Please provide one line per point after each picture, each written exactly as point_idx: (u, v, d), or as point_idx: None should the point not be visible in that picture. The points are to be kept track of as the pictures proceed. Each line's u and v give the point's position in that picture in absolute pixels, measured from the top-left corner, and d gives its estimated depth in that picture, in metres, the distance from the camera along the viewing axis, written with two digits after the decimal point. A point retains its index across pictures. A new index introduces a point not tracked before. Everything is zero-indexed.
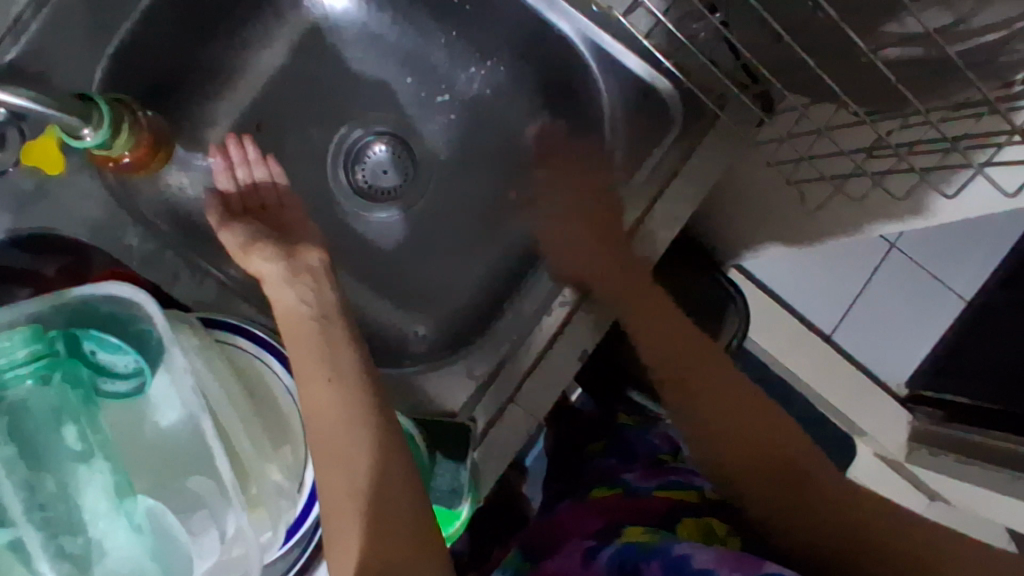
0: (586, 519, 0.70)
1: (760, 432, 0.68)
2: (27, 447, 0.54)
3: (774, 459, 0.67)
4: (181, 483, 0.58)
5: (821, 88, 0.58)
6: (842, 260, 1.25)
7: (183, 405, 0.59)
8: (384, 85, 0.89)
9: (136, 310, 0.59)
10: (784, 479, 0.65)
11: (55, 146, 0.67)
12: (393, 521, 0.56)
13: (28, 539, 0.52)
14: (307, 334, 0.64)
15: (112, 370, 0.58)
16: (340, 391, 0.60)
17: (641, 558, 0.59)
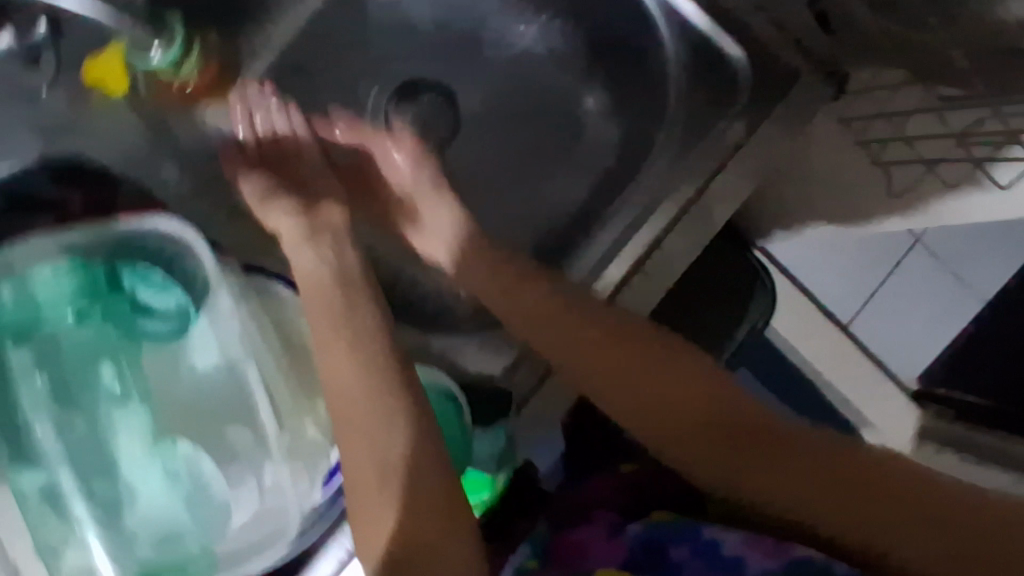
0: (607, 496, 0.65)
1: (752, 442, 0.51)
2: (70, 382, 0.54)
3: (742, 434, 0.52)
4: (218, 431, 0.55)
5: (927, 60, 0.60)
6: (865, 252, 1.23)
7: (221, 350, 0.56)
8: (431, 34, 0.85)
9: (183, 249, 0.57)
10: (807, 477, 0.49)
11: (121, 68, 0.67)
12: (407, 469, 0.49)
13: (66, 477, 0.52)
14: (330, 298, 0.56)
15: (152, 310, 0.56)
16: (369, 357, 0.53)
17: (670, 540, 0.54)
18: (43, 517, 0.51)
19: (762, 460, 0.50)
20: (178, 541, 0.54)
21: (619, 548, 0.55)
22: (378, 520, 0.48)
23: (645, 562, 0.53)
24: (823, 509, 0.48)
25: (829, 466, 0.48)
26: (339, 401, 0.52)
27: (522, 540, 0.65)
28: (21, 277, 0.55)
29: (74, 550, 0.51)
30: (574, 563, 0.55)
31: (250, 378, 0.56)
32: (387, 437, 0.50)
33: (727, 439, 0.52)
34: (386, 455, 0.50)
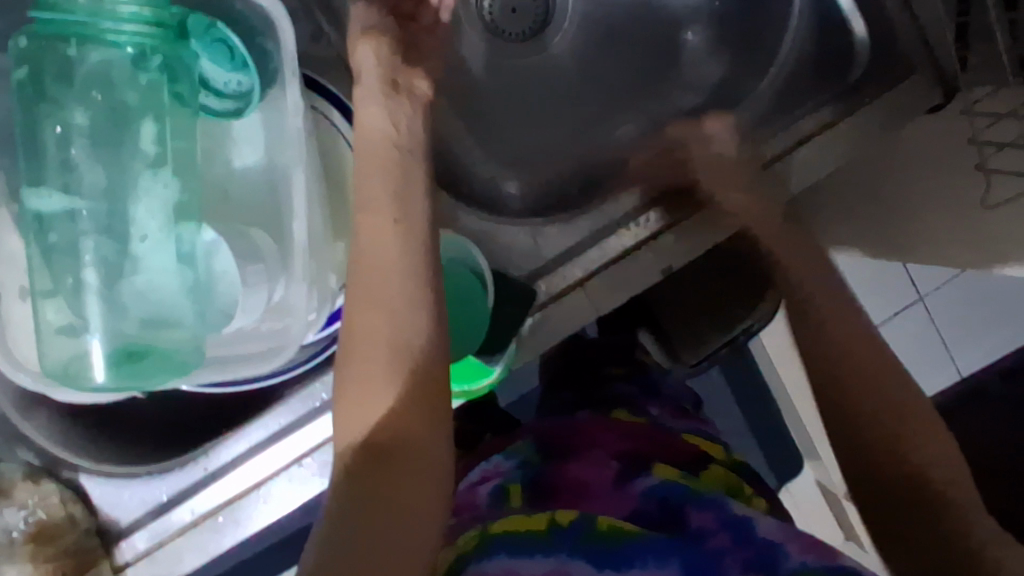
0: (609, 441, 0.65)
1: (881, 402, 0.53)
2: (110, 125, 0.50)
3: (890, 437, 0.52)
4: (244, 230, 0.52)
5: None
6: (867, 292, 1.16)
7: (266, 153, 0.53)
8: None
9: (264, 27, 0.51)
10: (906, 499, 0.50)
11: None
12: (409, 361, 0.47)
13: (82, 217, 0.49)
14: (388, 170, 0.52)
15: (210, 85, 0.51)
16: (409, 237, 0.51)
17: (690, 503, 0.54)
18: (42, 255, 0.48)
19: (886, 454, 0.52)
20: (165, 329, 0.50)
21: (628, 498, 0.56)
22: (371, 413, 0.46)
23: (662, 516, 0.54)
24: (913, 533, 0.50)
25: (922, 502, 0.50)
26: (368, 264, 0.49)
27: (507, 454, 0.67)
28: None
29: (65, 296, 0.49)
30: (573, 498, 0.58)
31: (290, 189, 0.53)
32: (403, 314, 0.48)
33: (881, 419, 0.52)
34: (403, 357, 0.47)
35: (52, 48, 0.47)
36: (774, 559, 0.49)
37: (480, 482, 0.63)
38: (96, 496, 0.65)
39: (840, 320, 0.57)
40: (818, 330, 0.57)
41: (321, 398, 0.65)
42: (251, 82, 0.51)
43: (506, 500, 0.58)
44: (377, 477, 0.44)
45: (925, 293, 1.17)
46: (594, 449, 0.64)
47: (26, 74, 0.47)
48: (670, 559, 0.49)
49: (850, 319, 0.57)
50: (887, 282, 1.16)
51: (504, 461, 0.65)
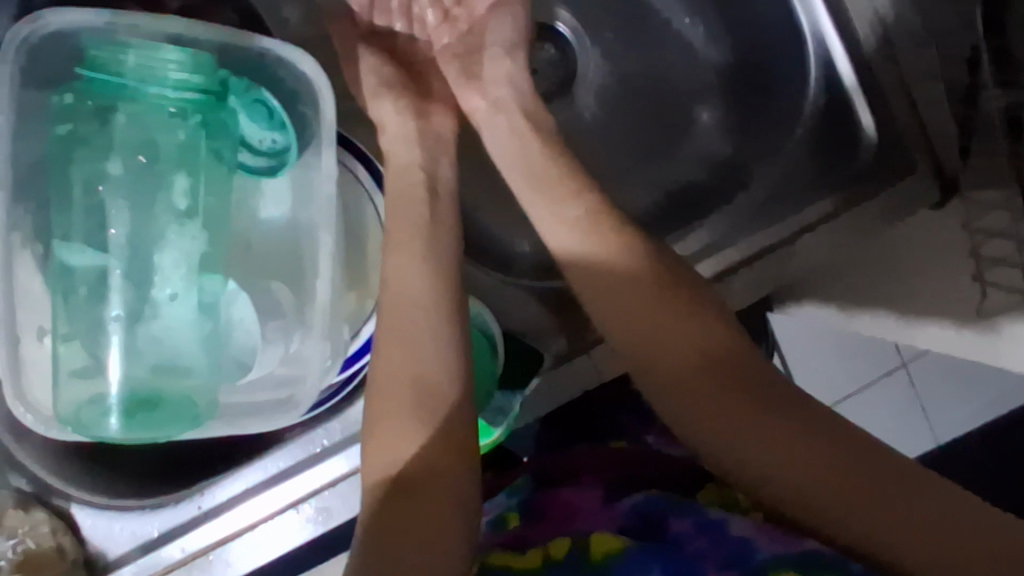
0: (602, 475, 0.65)
1: (770, 400, 0.44)
2: (144, 177, 0.50)
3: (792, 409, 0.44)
4: (264, 283, 0.54)
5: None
6: (848, 356, 1.10)
7: (291, 209, 0.54)
8: None
9: (301, 92, 0.53)
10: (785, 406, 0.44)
11: None
12: (434, 395, 0.48)
13: (110, 270, 0.49)
14: (416, 214, 0.55)
15: (246, 141, 0.52)
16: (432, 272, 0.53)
17: (670, 514, 0.53)
18: (65, 301, 0.49)
19: (755, 417, 0.44)
20: (179, 375, 0.50)
21: (616, 513, 0.55)
22: (398, 438, 0.47)
23: (641, 527, 0.52)
24: (812, 463, 0.42)
25: (865, 468, 0.41)
26: (391, 302, 0.52)
27: (509, 492, 0.67)
28: (142, 44, 0.47)
29: (85, 342, 0.49)
30: (568, 519, 0.57)
31: (314, 246, 0.54)
32: (431, 344, 0.50)
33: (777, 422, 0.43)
34: (425, 380, 0.49)
35: (93, 105, 0.48)
36: (747, 556, 0.46)
37: (481, 518, 0.64)
38: (86, 526, 0.65)
39: (653, 321, 0.48)
40: (649, 323, 0.48)
41: (322, 444, 0.65)
42: (286, 139, 0.52)
43: (505, 525, 0.60)
44: (395, 501, 0.45)
45: (908, 359, 1.10)
46: (590, 476, 0.65)
47: (68, 129, 0.49)
48: (651, 565, 0.47)
49: (685, 323, 0.48)
50: (867, 347, 1.10)
51: (503, 499, 0.66)
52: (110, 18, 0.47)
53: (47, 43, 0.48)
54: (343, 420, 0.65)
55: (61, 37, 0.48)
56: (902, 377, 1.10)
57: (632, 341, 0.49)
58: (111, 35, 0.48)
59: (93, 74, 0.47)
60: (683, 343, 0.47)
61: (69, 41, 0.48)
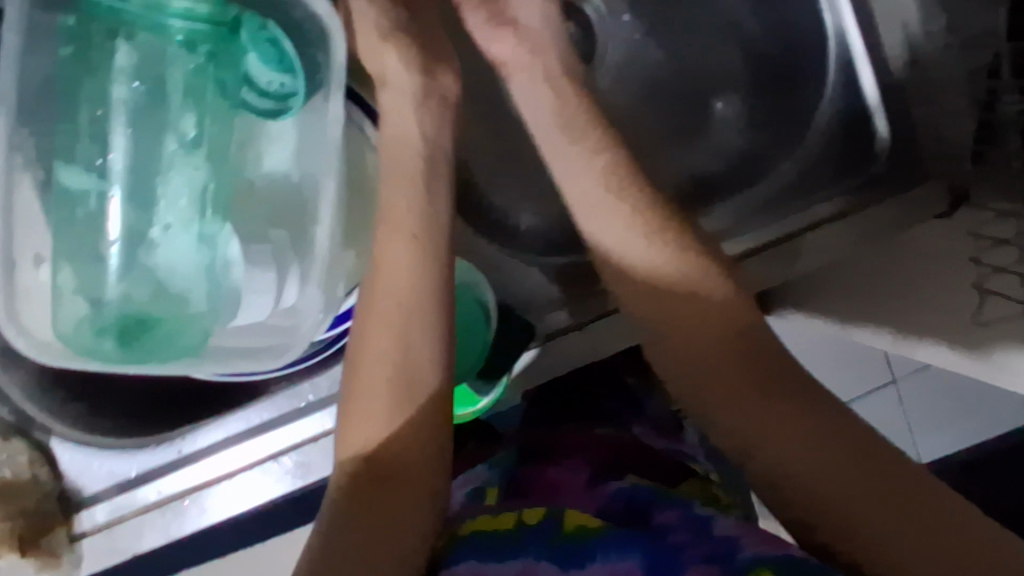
0: (587, 455, 0.65)
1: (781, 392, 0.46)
2: (150, 106, 0.49)
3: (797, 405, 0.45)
4: (264, 226, 0.53)
5: None
6: (840, 366, 1.05)
7: (296, 153, 0.53)
8: None
9: (313, 35, 0.51)
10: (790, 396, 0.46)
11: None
12: (421, 356, 0.49)
13: (110, 198, 0.49)
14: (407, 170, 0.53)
15: (254, 80, 0.51)
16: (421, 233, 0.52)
17: (656, 506, 0.53)
18: (66, 227, 0.49)
19: (765, 401, 0.46)
20: (179, 302, 0.51)
21: (597, 497, 0.56)
22: (376, 426, 0.47)
23: (624, 517, 0.53)
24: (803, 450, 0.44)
25: (862, 467, 0.43)
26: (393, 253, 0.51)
27: (491, 465, 0.66)
28: None
29: (80, 266, 0.49)
30: (546, 497, 0.58)
31: (316, 192, 0.53)
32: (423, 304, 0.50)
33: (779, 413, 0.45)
34: (401, 373, 0.48)
35: (102, 29, 0.47)
36: (731, 554, 0.45)
37: (459, 487, 0.65)
38: (63, 461, 0.64)
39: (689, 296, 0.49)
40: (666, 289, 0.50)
41: (307, 399, 0.65)
42: (295, 84, 0.50)
43: (483, 497, 0.60)
44: (382, 472, 0.46)
45: (899, 375, 1.06)
46: (573, 454, 0.65)
47: (74, 50, 0.47)
48: (630, 550, 0.46)
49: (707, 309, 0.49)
50: (858, 361, 1.05)
51: (482, 471, 0.66)
52: None
53: None
54: (330, 377, 0.65)
55: None
56: (891, 392, 1.06)
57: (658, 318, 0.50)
58: None
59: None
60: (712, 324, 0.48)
61: None
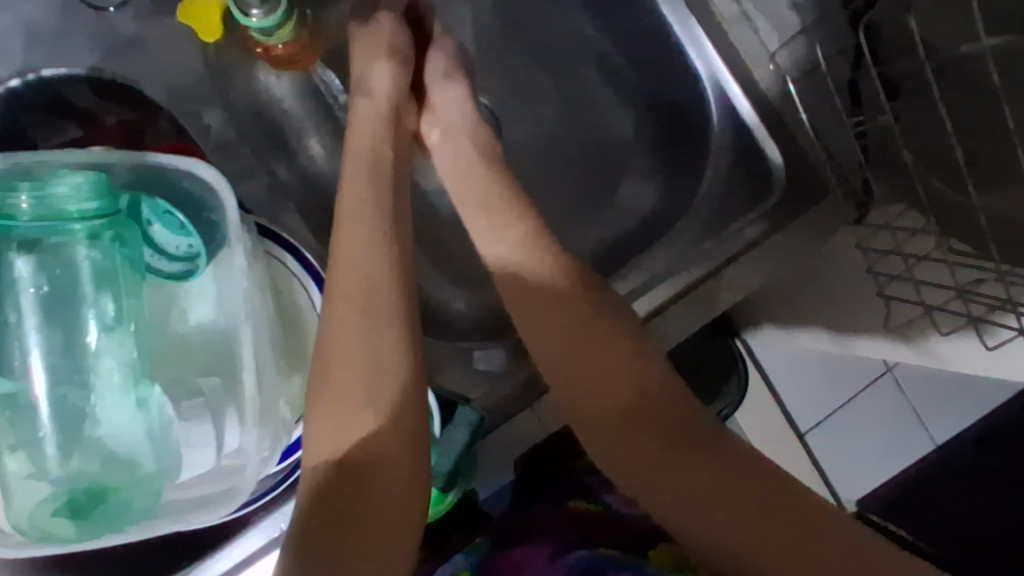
0: (558, 533, 0.67)
1: (646, 417, 0.50)
2: (66, 296, 0.53)
3: (656, 423, 0.50)
4: (193, 376, 0.57)
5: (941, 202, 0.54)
6: (830, 376, 1.10)
7: (214, 304, 0.57)
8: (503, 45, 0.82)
9: (209, 197, 0.55)
10: (655, 420, 0.50)
11: (216, 13, 0.60)
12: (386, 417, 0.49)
13: (40, 388, 0.52)
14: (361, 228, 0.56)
15: (159, 247, 0.55)
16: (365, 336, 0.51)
17: None
18: (6, 424, 0.52)
19: (673, 458, 0.49)
20: (128, 469, 0.53)
21: None
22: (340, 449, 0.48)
23: None
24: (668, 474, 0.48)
25: (725, 479, 0.47)
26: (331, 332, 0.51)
27: (467, 552, 0.68)
28: (41, 181, 0.51)
29: (24, 457, 0.52)
30: None
31: (237, 339, 0.56)
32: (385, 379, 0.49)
33: (637, 426, 0.50)
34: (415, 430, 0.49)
35: (3, 243, 0.51)
36: None
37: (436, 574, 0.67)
38: None
39: (547, 330, 0.54)
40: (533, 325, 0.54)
41: (280, 528, 0.60)
42: (198, 245, 0.55)
43: None
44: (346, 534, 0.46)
45: (892, 365, 1.12)
46: (543, 534, 0.67)
47: None
48: None
49: (592, 349, 0.52)
50: (848, 366, 1.10)
51: (456, 557, 0.69)
52: (6, 157, 0.50)
53: None
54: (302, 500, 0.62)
55: None
56: (889, 383, 1.13)
57: (554, 360, 0.53)
58: (10, 176, 0.50)
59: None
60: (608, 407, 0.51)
61: None
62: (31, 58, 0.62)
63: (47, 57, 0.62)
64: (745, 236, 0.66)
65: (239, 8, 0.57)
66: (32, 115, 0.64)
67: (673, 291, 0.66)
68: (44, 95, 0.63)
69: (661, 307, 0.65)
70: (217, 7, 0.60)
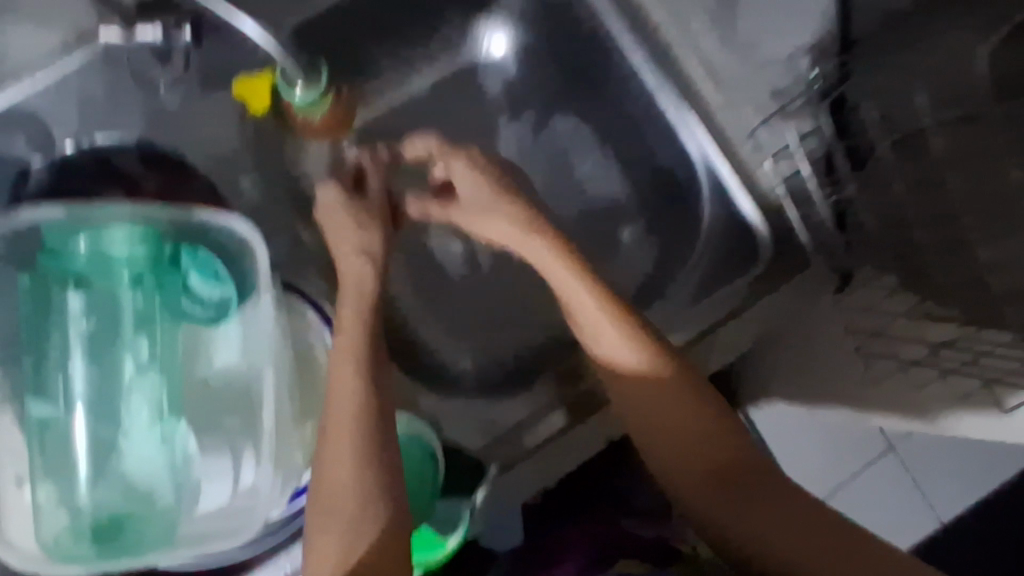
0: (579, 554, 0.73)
1: (698, 446, 0.55)
2: (106, 335, 0.59)
3: (701, 448, 0.55)
4: (218, 417, 0.59)
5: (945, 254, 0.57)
6: (831, 449, 1.13)
7: (241, 348, 0.60)
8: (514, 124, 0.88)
9: (242, 250, 0.61)
10: (706, 447, 0.55)
11: (268, 87, 0.71)
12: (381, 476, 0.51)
13: (76, 419, 0.57)
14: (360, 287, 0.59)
15: (196, 294, 0.60)
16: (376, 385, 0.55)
17: None
18: (41, 451, 0.56)
19: (718, 486, 0.54)
20: (149, 501, 0.57)
21: None
22: (335, 523, 0.50)
23: None
24: (721, 501, 0.53)
25: (778, 509, 0.52)
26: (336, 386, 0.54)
27: None
28: (98, 229, 0.59)
29: (54, 484, 0.56)
30: None
31: (259, 381, 0.60)
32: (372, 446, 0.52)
33: (689, 448, 0.56)
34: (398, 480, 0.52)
35: (58, 285, 0.58)
36: None
37: None
38: None
39: (613, 343, 0.57)
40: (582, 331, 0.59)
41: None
42: (229, 293, 0.60)
43: None
44: None
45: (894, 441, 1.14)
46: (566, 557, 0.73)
47: (34, 304, 0.58)
48: None
49: (651, 388, 0.56)
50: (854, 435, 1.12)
51: None
52: (68, 209, 0.58)
53: (16, 236, 0.58)
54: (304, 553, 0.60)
55: (32, 232, 0.58)
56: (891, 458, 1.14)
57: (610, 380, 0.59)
58: (70, 225, 0.58)
59: (53, 259, 0.58)
60: (688, 457, 0.56)
61: (33, 233, 0.58)
62: (88, 127, 0.70)
63: (104, 124, 0.70)
64: (737, 300, 0.70)
65: (288, 83, 0.70)
66: (81, 178, 0.70)
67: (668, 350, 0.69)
68: (94, 159, 0.70)
69: None
70: (269, 82, 0.71)
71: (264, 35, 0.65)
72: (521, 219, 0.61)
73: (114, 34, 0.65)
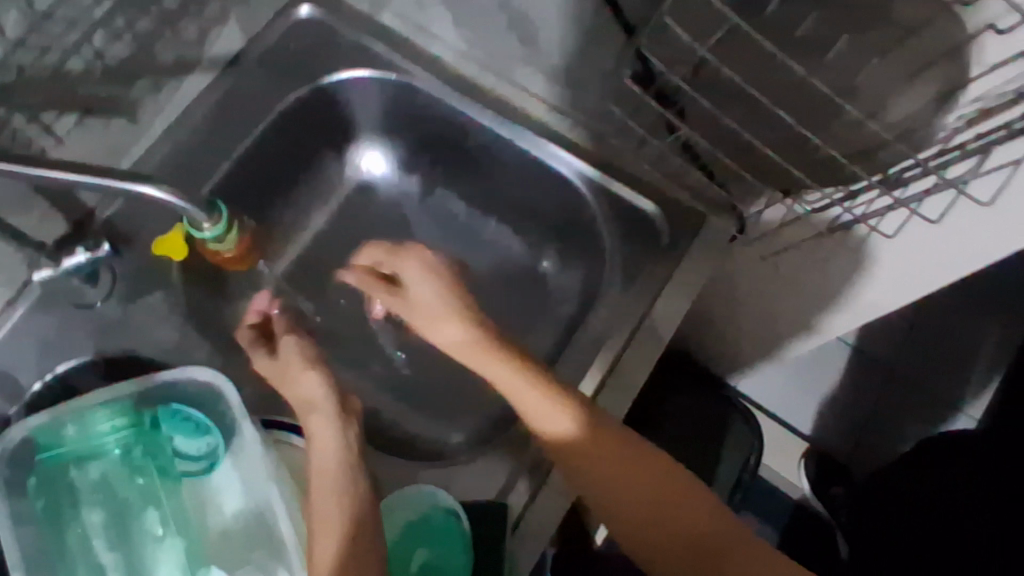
0: None
1: (615, 478, 0.61)
2: (118, 514, 0.62)
3: (624, 476, 0.61)
4: (247, 553, 0.61)
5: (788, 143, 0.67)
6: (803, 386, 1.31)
7: (241, 484, 0.63)
8: (417, 218, 0.95)
9: (212, 395, 0.66)
10: (622, 479, 0.61)
11: (180, 237, 0.78)
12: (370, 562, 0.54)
13: None
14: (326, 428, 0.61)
15: (183, 452, 0.64)
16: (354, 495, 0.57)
17: None
18: None
19: (632, 507, 0.60)
20: None
21: None
22: None
23: None
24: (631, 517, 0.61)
25: (679, 529, 0.59)
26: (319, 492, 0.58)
27: None
28: (83, 419, 0.63)
29: None
30: None
31: (269, 507, 0.62)
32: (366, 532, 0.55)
33: (609, 480, 0.61)
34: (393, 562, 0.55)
35: (62, 484, 0.62)
36: None
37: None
38: None
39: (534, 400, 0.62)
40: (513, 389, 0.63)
41: None
42: (215, 439, 0.64)
43: None
44: None
45: None
46: None
47: (44, 505, 0.61)
48: None
49: (578, 424, 0.62)
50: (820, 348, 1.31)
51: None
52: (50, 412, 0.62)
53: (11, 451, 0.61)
54: None
55: (24, 443, 0.61)
56: None
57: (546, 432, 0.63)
58: (55, 424, 0.62)
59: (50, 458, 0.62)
60: (604, 486, 0.61)
61: (23, 445, 0.61)
62: (45, 365, 0.73)
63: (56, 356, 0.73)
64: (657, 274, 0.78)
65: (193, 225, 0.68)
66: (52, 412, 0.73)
67: (624, 338, 0.75)
68: (57, 391, 0.73)
69: (620, 352, 0.75)
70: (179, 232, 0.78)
71: (167, 194, 0.61)
72: (449, 300, 0.65)
73: (46, 271, 0.73)
